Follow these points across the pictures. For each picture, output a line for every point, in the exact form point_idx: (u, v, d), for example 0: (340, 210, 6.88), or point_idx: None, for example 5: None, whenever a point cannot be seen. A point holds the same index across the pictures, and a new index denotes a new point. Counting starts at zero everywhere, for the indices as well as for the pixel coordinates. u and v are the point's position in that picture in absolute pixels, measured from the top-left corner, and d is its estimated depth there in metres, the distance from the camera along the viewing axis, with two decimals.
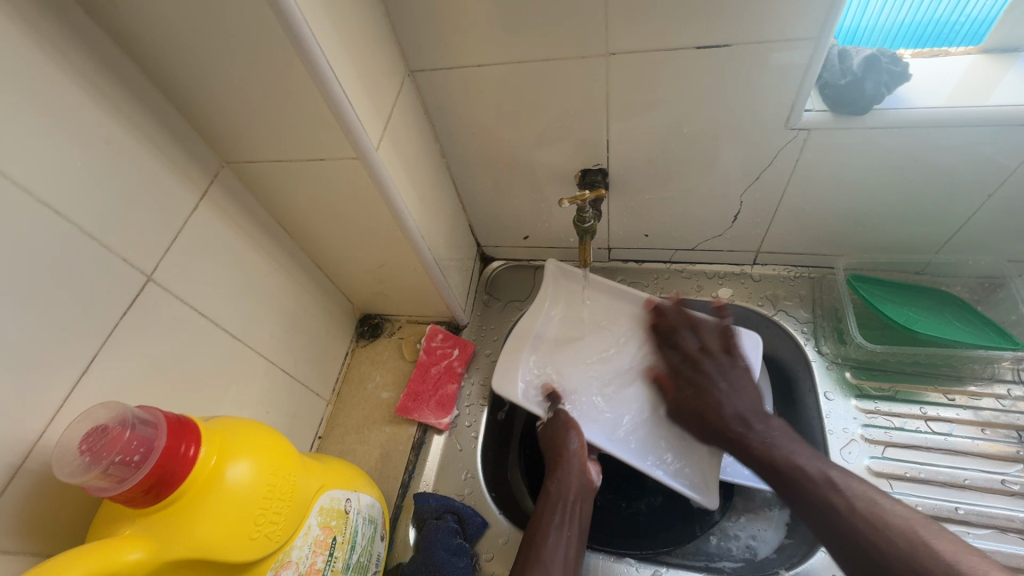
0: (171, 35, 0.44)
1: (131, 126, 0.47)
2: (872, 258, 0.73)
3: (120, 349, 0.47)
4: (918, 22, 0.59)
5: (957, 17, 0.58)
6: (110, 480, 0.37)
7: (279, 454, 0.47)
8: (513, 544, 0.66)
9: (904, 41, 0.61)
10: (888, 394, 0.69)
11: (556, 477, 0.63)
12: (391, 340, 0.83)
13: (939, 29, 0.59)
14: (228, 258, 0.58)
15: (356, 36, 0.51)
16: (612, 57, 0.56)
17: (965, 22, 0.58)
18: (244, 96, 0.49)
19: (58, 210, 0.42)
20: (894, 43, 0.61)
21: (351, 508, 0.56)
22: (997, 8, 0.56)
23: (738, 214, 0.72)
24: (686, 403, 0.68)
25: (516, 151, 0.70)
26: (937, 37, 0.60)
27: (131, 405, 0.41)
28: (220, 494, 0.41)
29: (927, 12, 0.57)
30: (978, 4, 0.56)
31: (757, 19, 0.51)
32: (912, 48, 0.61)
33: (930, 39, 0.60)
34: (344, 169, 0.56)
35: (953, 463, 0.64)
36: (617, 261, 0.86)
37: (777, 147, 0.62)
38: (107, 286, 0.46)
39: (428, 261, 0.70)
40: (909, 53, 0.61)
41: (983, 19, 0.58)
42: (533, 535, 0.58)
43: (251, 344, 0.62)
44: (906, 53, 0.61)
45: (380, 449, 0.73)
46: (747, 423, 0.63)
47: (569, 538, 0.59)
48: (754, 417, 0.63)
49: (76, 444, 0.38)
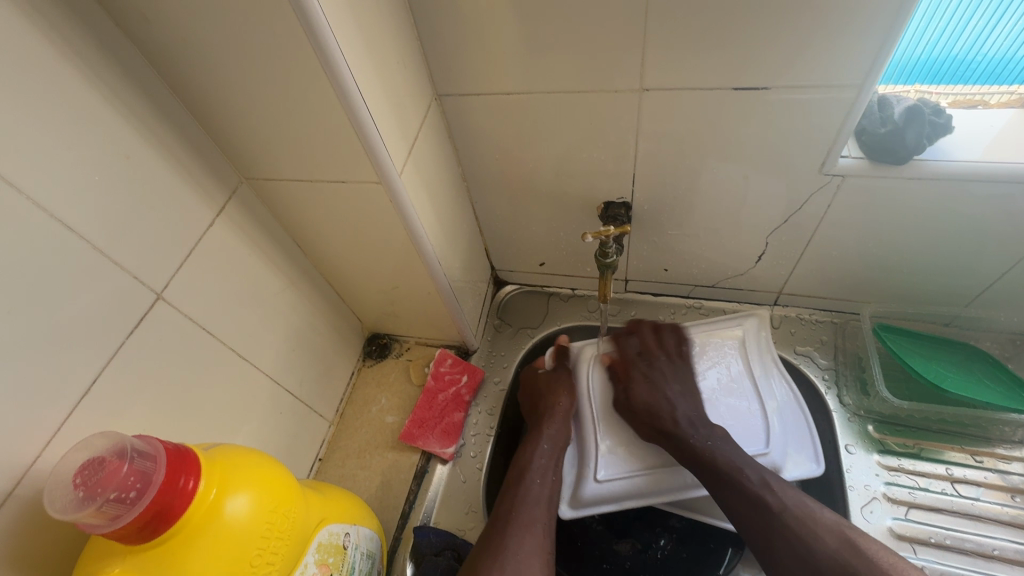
0: (202, 51, 0.43)
1: (152, 141, 0.46)
2: (899, 308, 0.71)
3: (123, 368, 0.45)
4: (932, 59, 0.54)
5: (974, 56, 0.52)
6: (103, 517, 0.36)
7: (281, 487, 0.45)
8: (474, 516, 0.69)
9: (916, 77, 0.56)
10: (912, 452, 0.66)
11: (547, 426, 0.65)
12: (398, 361, 0.81)
13: (955, 67, 0.54)
14: (241, 273, 0.57)
15: (387, 59, 0.50)
16: (644, 93, 0.55)
17: (982, 61, 0.52)
18: (268, 114, 0.48)
19: (73, 226, 0.41)
20: (906, 78, 0.57)
21: (349, 543, 0.54)
22: (1017, 44, 0.50)
23: (762, 255, 0.70)
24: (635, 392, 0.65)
25: (538, 179, 0.69)
26: (952, 75, 0.55)
27: (131, 435, 0.39)
28: (215, 532, 0.39)
29: (943, 49, 0.52)
30: (995, 41, 0.50)
31: (798, 63, 0.49)
32: (926, 84, 0.56)
33: (945, 78, 0.55)
34: (366, 193, 0.55)
35: (979, 530, 0.61)
36: (633, 293, 0.84)
37: (809, 191, 0.60)
38: (115, 304, 0.44)
39: (442, 284, 0.68)
40: (921, 89, 0.57)
41: (1003, 58, 0.51)
42: (515, 476, 0.61)
43: (257, 363, 0.60)
44: (919, 91, 0.57)
45: (382, 476, 0.71)
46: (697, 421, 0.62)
47: (546, 467, 0.62)
48: (695, 421, 0.61)
49: (70, 476, 0.36)
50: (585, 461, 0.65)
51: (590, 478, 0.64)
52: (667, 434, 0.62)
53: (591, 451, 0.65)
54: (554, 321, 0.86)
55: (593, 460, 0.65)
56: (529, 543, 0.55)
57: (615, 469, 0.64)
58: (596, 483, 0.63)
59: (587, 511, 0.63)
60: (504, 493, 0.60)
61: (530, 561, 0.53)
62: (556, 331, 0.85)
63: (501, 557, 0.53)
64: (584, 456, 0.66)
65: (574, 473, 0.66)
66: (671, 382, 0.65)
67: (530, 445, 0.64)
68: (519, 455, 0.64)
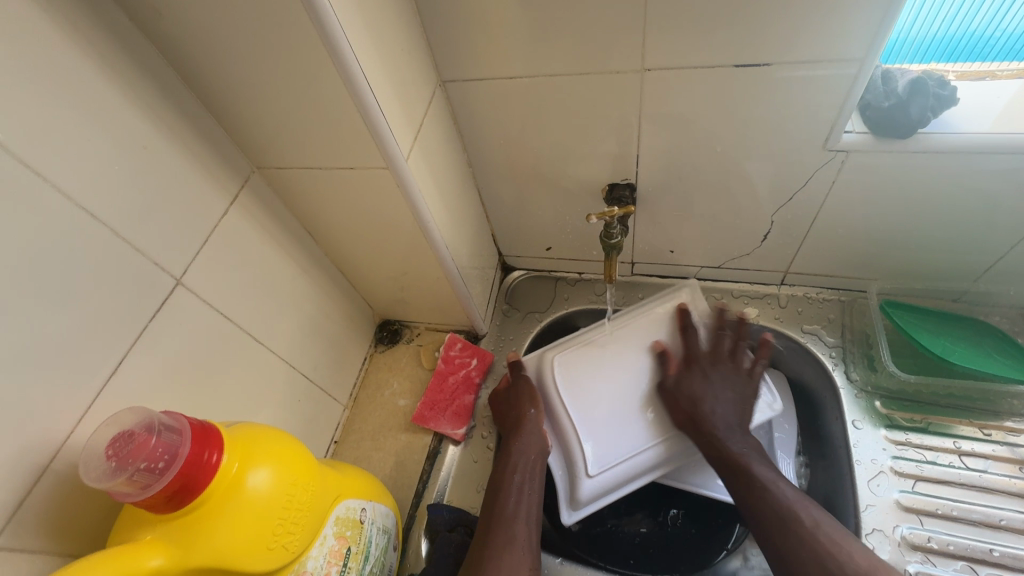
0: (212, 42, 0.45)
1: (167, 131, 0.48)
2: (907, 284, 0.71)
3: (147, 351, 0.47)
4: (948, 37, 0.53)
5: (992, 32, 0.52)
6: (134, 486, 0.38)
7: (299, 463, 0.47)
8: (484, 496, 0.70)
9: (932, 55, 0.56)
10: (920, 426, 0.66)
11: (519, 439, 0.64)
12: (409, 346, 0.83)
13: (973, 44, 0.54)
14: (255, 260, 0.59)
15: (391, 47, 0.51)
16: (645, 74, 0.56)
17: (1000, 36, 0.52)
18: (276, 101, 0.49)
19: (97, 215, 0.43)
20: (921, 57, 0.56)
21: (366, 518, 0.56)
22: None
23: (768, 234, 0.71)
24: (689, 385, 0.63)
25: (543, 164, 0.70)
26: (971, 51, 0.55)
27: (157, 411, 0.41)
28: (238, 503, 0.41)
29: (961, 26, 0.52)
30: (1014, 17, 0.50)
31: (799, 38, 0.49)
32: (943, 63, 0.56)
33: (963, 54, 0.55)
34: (374, 179, 0.56)
35: (987, 501, 0.61)
36: (640, 276, 0.85)
37: (814, 168, 0.60)
38: (138, 289, 0.46)
39: (449, 268, 0.69)
40: (939, 67, 0.57)
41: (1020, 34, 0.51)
42: (493, 494, 0.61)
43: (273, 347, 0.62)
44: (937, 69, 0.57)
45: (395, 457, 0.73)
46: (730, 430, 0.61)
47: (529, 488, 0.61)
48: (734, 429, 0.61)
49: (102, 448, 0.38)
50: (573, 460, 0.64)
51: (584, 477, 0.63)
52: (704, 436, 0.61)
53: (577, 447, 0.64)
54: (561, 304, 0.87)
55: (580, 458, 0.64)
56: (513, 559, 0.55)
57: (603, 461, 0.63)
58: (591, 480, 0.63)
59: (588, 510, 0.63)
60: (483, 515, 0.60)
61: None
62: (562, 314, 0.86)
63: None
64: (570, 455, 0.65)
65: (567, 475, 0.65)
66: (726, 389, 0.63)
67: (502, 464, 0.63)
68: (493, 475, 0.63)
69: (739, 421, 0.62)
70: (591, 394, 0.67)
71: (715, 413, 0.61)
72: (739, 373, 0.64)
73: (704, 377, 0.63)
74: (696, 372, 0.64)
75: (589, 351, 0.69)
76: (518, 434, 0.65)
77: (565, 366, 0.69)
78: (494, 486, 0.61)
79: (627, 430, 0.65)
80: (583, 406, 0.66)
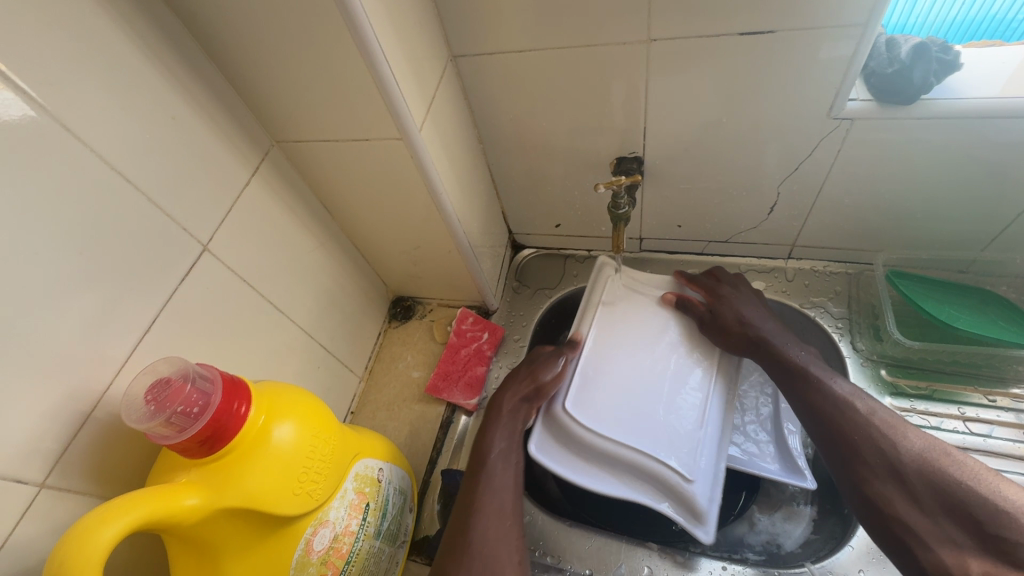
0: (233, 15, 0.46)
1: (192, 103, 0.50)
2: (914, 254, 0.71)
3: (177, 312, 0.50)
4: (970, 19, 0.57)
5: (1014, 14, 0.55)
6: (171, 428, 0.40)
7: (321, 419, 0.49)
8: None
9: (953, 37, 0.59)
10: (925, 393, 0.68)
11: (503, 405, 0.63)
12: (422, 322, 0.85)
13: (994, 26, 0.57)
14: (275, 231, 0.61)
15: (405, 21, 0.53)
16: (652, 44, 0.57)
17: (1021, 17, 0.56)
18: (294, 74, 0.51)
19: (130, 180, 0.45)
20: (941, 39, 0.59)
21: (383, 477, 0.58)
22: None
23: (775, 206, 0.72)
24: (728, 308, 0.66)
25: (552, 139, 0.71)
26: (991, 33, 0.58)
27: (191, 363, 0.44)
28: (266, 450, 0.44)
29: (981, 9, 0.55)
30: None
31: (804, 3, 0.50)
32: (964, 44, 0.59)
33: (983, 36, 0.58)
34: (388, 151, 0.58)
35: (992, 465, 0.62)
36: (648, 252, 0.86)
37: (818, 138, 0.61)
38: (168, 253, 0.49)
39: (461, 242, 0.71)
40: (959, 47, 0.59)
41: None
42: (477, 462, 0.59)
43: (293, 317, 0.65)
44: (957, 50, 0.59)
45: (410, 426, 0.75)
46: (780, 339, 0.63)
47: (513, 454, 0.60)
48: (784, 336, 0.63)
49: (140, 394, 0.41)
50: (654, 474, 0.59)
51: (684, 483, 0.58)
52: (759, 346, 0.63)
53: (640, 458, 0.60)
54: (570, 281, 0.88)
55: (655, 467, 0.59)
56: (501, 526, 0.53)
57: (689, 460, 0.59)
58: (694, 483, 0.58)
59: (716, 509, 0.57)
60: (468, 482, 0.58)
61: (504, 548, 0.52)
62: (571, 291, 0.88)
63: (468, 547, 0.52)
64: (644, 470, 0.60)
65: (656, 490, 0.60)
66: (757, 305, 0.67)
67: (489, 432, 0.61)
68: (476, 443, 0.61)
69: (782, 329, 0.64)
70: (620, 412, 0.63)
71: (758, 325, 0.64)
72: (757, 297, 0.68)
73: (736, 299, 0.67)
74: (726, 296, 0.67)
75: (581, 375, 0.66)
76: (497, 405, 0.64)
77: (578, 402, 0.63)
78: (478, 455, 0.59)
79: (681, 431, 0.61)
80: (626, 430, 0.61)
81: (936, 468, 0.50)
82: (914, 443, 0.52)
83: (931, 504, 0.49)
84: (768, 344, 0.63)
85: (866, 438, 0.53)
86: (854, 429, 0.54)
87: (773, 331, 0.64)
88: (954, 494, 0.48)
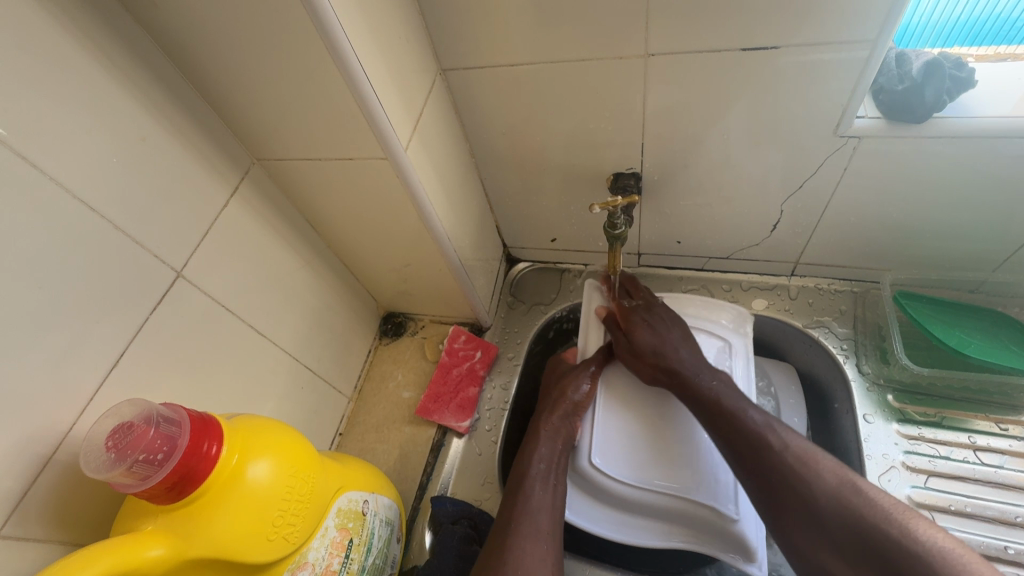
0: (205, 32, 0.44)
1: (166, 123, 0.48)
2: (922, 274, 0.69)
3: (148, 343, 0.48)
4: (973, 19, 0.52)
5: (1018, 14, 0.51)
6: (133, 477, 0.38)
7: (300, 454, 0.47)
8: (488, 487, 0.70)
9: (955, 39, 0.55)
10: (933, 420, 0.65)
11: (545, 425, 0.63)
12: (413, 339, 0.83)
13: (998, 26, 0.52)
14: (257, 252, 0.59)
15: (389, 35, 0.50)
16: (649, 58, 0.54)
17: None
18: (272, 92, 0.49)
19: (97, 208, 0.43)
20: (944, 41, 0.55)
21: (368, 510, 0.56)
22: None
23: (778, 223, 0.69)
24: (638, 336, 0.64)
25: (547, 153, 0.69)
26: (995, 33, 0.53)
27: (157, 403, 0.42)
28: (238, 494, 0.41)
29: (985, 8, 0.51)
30: None
31: (808, 18, 0.47)
32: (969, 46, 0.55)
33: (988, 36, 0.54)
34: (374, 170, 0.55)
35: (1004, 497, 0.60)
36: (647, 267, 0.84)
37: (824, 156, 0.59)
38: (139, 281, 0.47)
39: (453, 261, 0.69)
40: (968, 52, 0.56)
41: None
42: (518, 480, 0.58)
43: (277, 340, 0.63)
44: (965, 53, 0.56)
45: (400, 449, 0.73)
46: (694, 365, 0.61)
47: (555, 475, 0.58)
48: (698, 364, 0.61)
49: (103, 439, 0.39)
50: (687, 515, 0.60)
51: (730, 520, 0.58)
52: (673, 375, 0.61)
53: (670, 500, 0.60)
54: (566, 297, 0.86)
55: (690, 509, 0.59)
56: (536, 551, 0.51)
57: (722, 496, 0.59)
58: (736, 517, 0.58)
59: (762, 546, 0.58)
60: (506, 503, 0.56)
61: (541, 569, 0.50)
62: (567, 307, 0.85)
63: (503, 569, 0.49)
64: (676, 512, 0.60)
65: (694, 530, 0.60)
66: (674, 329, 0.64)
67: (530, 448, 0.61)
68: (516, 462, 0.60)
69: (698, 355, 0.62)
70: (637, 458, 0.62)
71: (671, 351, 0.62)
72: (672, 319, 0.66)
73: (647, 325, 0.65)
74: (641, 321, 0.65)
75: (592, 423, 0.65)
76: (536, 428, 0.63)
77: (600, 452, 0.63)
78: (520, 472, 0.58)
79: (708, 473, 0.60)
80: (648, 477, 0.61)
81: (859, 518, 0.46)
82: (828, 482, 0.49)
83: (855, 555, 0.45)
84: (681, 373, 0.60)
85: (789, 494, 0.49)
86: (778, 482, 0.50)
87: (686, 361, 0.61)
88: (884, 552, 0.43)
